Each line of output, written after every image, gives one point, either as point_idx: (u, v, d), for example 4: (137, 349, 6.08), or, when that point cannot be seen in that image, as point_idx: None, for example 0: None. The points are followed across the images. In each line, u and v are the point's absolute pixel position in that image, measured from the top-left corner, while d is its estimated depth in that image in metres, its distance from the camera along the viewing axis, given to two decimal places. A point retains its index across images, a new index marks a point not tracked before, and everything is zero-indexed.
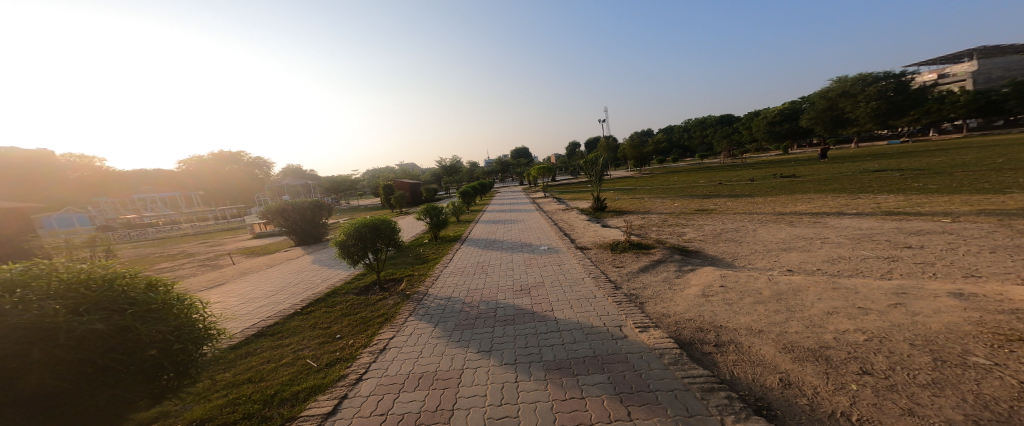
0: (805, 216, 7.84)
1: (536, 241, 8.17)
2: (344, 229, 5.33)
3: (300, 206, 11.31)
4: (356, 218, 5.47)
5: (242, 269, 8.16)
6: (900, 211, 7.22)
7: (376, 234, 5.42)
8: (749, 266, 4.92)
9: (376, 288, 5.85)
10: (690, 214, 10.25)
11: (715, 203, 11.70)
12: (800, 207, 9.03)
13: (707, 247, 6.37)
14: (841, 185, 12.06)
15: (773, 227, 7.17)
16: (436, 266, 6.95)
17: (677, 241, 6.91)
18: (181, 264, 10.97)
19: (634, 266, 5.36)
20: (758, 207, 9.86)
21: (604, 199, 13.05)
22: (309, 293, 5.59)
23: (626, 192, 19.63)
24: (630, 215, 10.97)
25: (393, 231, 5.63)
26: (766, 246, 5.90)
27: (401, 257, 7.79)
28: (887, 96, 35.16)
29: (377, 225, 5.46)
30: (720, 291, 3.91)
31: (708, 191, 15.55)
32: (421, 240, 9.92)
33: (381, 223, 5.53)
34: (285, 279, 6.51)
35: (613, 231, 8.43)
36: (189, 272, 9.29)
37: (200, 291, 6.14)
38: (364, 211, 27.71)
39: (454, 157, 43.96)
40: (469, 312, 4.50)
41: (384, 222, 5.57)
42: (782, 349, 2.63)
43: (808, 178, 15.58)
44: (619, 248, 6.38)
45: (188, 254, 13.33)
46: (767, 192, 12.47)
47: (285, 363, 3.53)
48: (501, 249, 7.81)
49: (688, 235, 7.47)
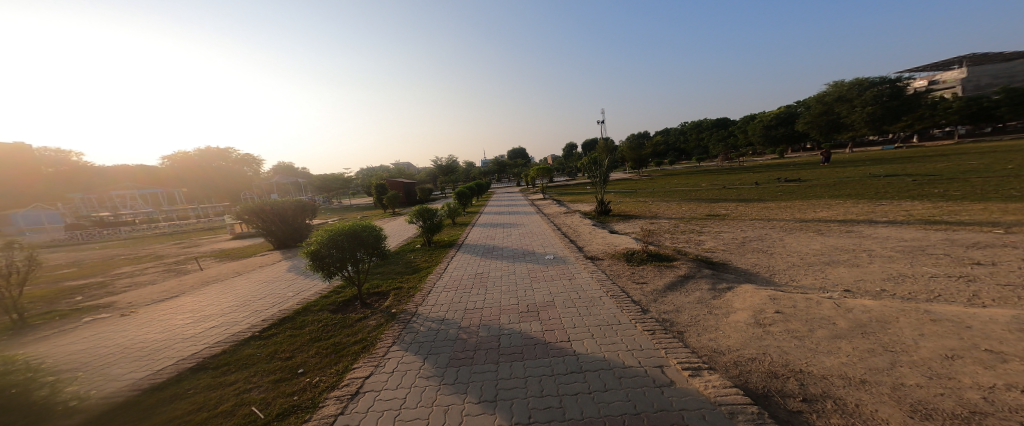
0: (832, 224, 7.18)
1: (540, 249, 7.39)
2: (316, 238, 4.41)
3: (279, 205, 10.33)
4: (331, 225, 4.56)
5: (209, 276, 7.25)
6: (937, 219, 6.58)
7: (356, 243, 4.56)
8: (798, 285, 4.18)
9: (356, 305, 5.02)
10: (702, 219, 9.56)
11: (725, 207, 11.04)
12: (823, 213, 8.36)
13: (734, 258, 5.65)
14: (855, 190, 11.54)
15: (802, 236, 6.48)
16: (428, 278, 6.12)
17: (698, 251, 6.20)
18: (146, 268, 9.94)
19: (659, 281, 4.61)
20: (775, 212, 9.20)
21: (607, 202, 12.30)
22: (276, 310, 4.72)
23: (627, 194, 19.01)
24: (637, 220, 10.28)
25: (375, 240, 4.76)
26: (803, 259, 5.20)
27: (388, 266, 6.95)
28: (882, 101, 35.25)
29: (354, 233, 4.57)
30: (780, 319, 3.16)
31: (713, 195, 14.92)
32: (412, 245, 9.06)
33: (362, 230, 4.67)
34: (252, 290, 5.63)
35: (623, 239, 7.70)
36: (151, 277, 8.31)
37: (149, 304, 5.22)
38: (355, 211, 26.65)
39: (449, 156, 42.97)
40: (467, 342, 3.68)
41: (364, 229, 4.70)
42: (914, 414, 1.87)
43: (816, 182, 15.00)
44: (636, 260, 5.62)
45: (157, 257, 12.25)
46: (778, 197, 11.89)
47: (221, 412, 2.67)
48: (501, 257, 7.01)
49: (708, 243, 6.77)
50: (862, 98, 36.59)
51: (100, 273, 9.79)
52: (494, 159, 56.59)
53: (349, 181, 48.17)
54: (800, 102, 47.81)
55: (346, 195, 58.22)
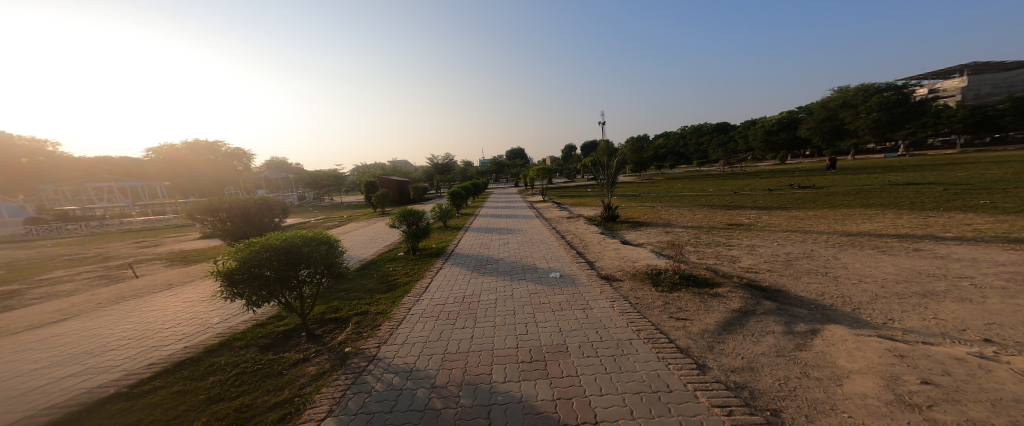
0: (887, 238, 6.08)
1: (542, 264, 6.17)
2: (230, 257, 3.10)
3: (240, 204, 8.95)
4: (252, 238, 3.25)
5: (135, 287, 5.93)
6: (1018, 237, 5.50)
7: (292, 263, 3.25)
8: (907, 329, 2.99)
9: (300, 338, 3.83)
10: (724, 229, 8.43)
11: (746, 215, 9.99)
12: (867, 225, 7.26)
13: (787, 280, 4.51)
14: (886, 199, 10.60)
15: (862, 254, 5.33)
16: (403, 300, 4.91)
17: (737, 270, 5.08)
18: (81, 273, 8.53)
19: (707, 317, 3.40)
20: (807, 222, 8.14)
21: (615, 207, 11.21)
22: (176, 349, 3.41)
23: (633, 198, 18.11)
24: (650, 229, 9.22)
25: (321, 259, 3.45)
26: (882, 284, 4.07)
27: (356, 283, 5.71)
28: (888, 107, 34.97)
29: (289, 249, 3.26)
30: (942, 399, 1.97)
31: (726, 201, 13.88)
32: (394, 253, 7.79)
33: (301, 243, 3.36)
34: (167, 313, 4.33)
35: (638, 252, 6.58)
36: (76, 287, 6.95)
37: (14, 332, 3.88)
38: (343, 209, 25.22)
39: (447, 155, 41.81)
40: (440, 417, 2.41)
41: (303, 243, 3.38)
42: None
43: (834, 189, 14.04)
44: (665, 283, 4.46)
45: (105, 259, 10.80)
46: (801, 204, 10.92)
47: None
48: (496, 273, 5.78)
49: (745, 260, 5.59)
50: (867, 104, 36.32)
51: (22, 279, 8.31)
52: (491, 159, 55.40)
53: (341, 177, 46.84)
54: (801, 108, 47.59)
55: (338, 192, 56.55)
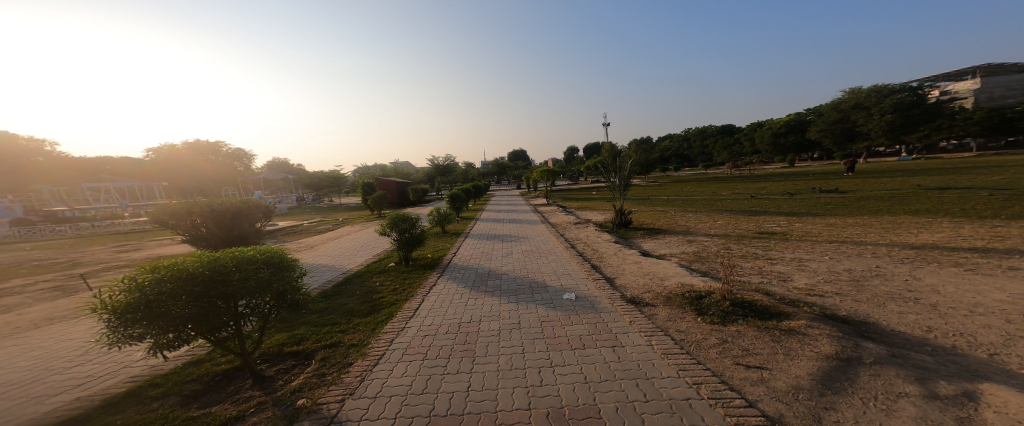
0: (964, 253, 5.10)
1: (553, 281, 5.24)
2: (120, 291, 2.18)
3: (215, 205, 8.07)
4: (154, 261, 2.31)
5: (75, 304, 5.10)
6: None
7: (214, 297, 2.32)
8: None
9: (243, 384, 2.95)
10: (754, 238, 7.46)
11: (775, 222, 9.04)
12: (928, 236, 6.25)
13: (867, 306, 3.56)
14: (928, 205, 9.67)
15: (946, 273, 4.34)
16: (385, 329, 4.02)
17: (795, 291, 4.13)
18: (34, 284, 7.65)
19: (791, 366, 2.48)
20: (852, 230, 7.17)
21: (627, 212, 10.29)
22: (60, 406, 2.54)
23: (642, 202, 17.18)
24: (669, 237, 8.29)
25: (261, 289, 2.51)
26: (1004, 317, 3.09)
27: (332, 304, 4.80)
28: (903, 109, 33.95)
29: (207, 277, 2.31)
30: None
31: (745, 206, 12.89)
32: (383, 264, 6.90)
33: (231, 267, 2.42)
34: (85, 346, 3.47)
35: (664, 267, 5.66)
36: (20, 300, 6.13)
37: None
38: (340, 211, 24.25)
39: (449, 156, 41.02)
40: None
41: (232, 268, 2.43)
42: None
43: (862, 194, 13.05)
44: (714, 311, 3.52)
45: (74, 265, 9.98)
46: (834, 210, 9.97)
47: None
48: (498, 293, 4.87)
49: (799, 278, 4.64)
50: (880, 106, 35.36)
51: None
52: (493, 159, 54.41)
53: (342, 178, 45.21)
54: (810, 110, 46.72)
55: (338, 194, 55.51)
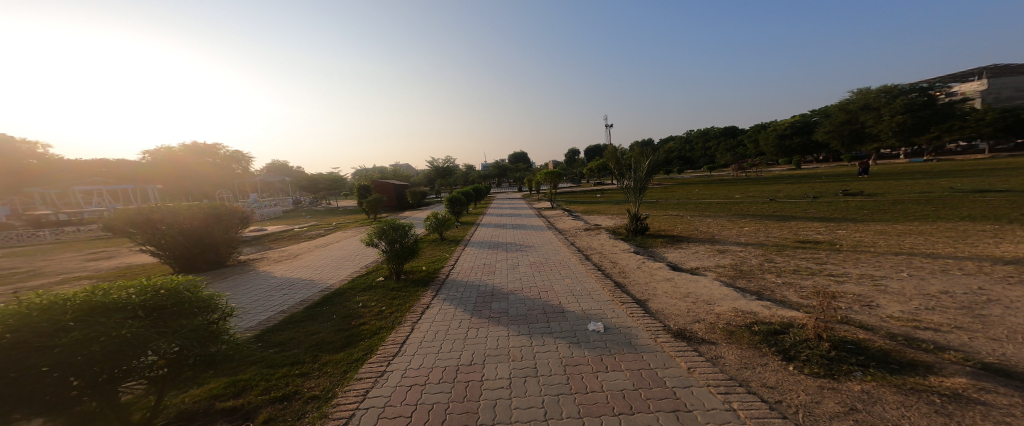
0: None
1: (571, 304, 4.28)
2: None
3: (179, 212, 7.05)
4: None
5: None
6: None
7: (32, 373, 1.49)
8: None
9: None
10: (797, 248, 6.50)
11: (812, 229, 8.08)
12: (1012, 248, 5.28)
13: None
14: (978, 210, 8.70)
15: None
16: (360, 373, 3.05)
17: (899, 322, 3.14)
18: None
19: None
20: (912, 240, 6.21)
21: (643, 218, 9.32)
22: None
23: (653, 206, 16.23)
24: (696, 246, 7.34)
25: (124, 355, 1.66)
26: None
27: (295, 336, 3.81)
28: (914, 110, 33.02)
29: (18, 341, 1.49)
30: None
31: (768, 210, 11.95)
32: (369, 279, 5.95)
33: (67, 319, 1.62)
34: None
35: (705, 285, 4.68)
36: None
37: None
38: (334, 215, 23.19)
39: (449, 158, 40.14)
40: None
41: (70, 323, 1.61)
42: None
43: (892, 197, 12.08)
44: (811, 358, 2.54)
45: (32, 276, 8.98)
46: (873, 215, 9.00)
47: None
48: (506, 321, 3.89)
49: (889, 303, 3.66)
50: (890, 106, 34.50)
51: None
52: (494, 162, 53.56)
53: (340, 181, 44.29)
54: (817, 111, 45.93)
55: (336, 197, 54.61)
